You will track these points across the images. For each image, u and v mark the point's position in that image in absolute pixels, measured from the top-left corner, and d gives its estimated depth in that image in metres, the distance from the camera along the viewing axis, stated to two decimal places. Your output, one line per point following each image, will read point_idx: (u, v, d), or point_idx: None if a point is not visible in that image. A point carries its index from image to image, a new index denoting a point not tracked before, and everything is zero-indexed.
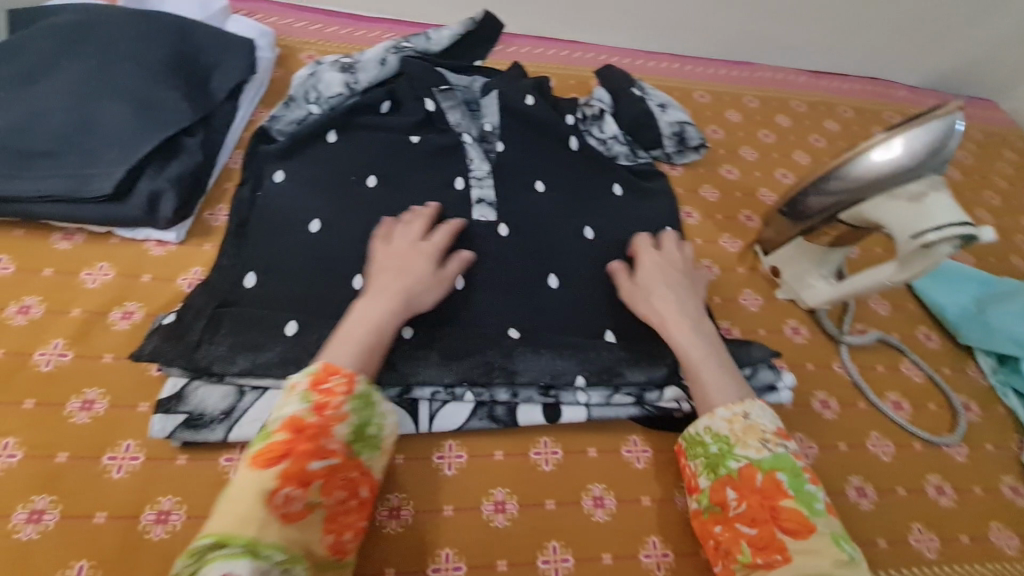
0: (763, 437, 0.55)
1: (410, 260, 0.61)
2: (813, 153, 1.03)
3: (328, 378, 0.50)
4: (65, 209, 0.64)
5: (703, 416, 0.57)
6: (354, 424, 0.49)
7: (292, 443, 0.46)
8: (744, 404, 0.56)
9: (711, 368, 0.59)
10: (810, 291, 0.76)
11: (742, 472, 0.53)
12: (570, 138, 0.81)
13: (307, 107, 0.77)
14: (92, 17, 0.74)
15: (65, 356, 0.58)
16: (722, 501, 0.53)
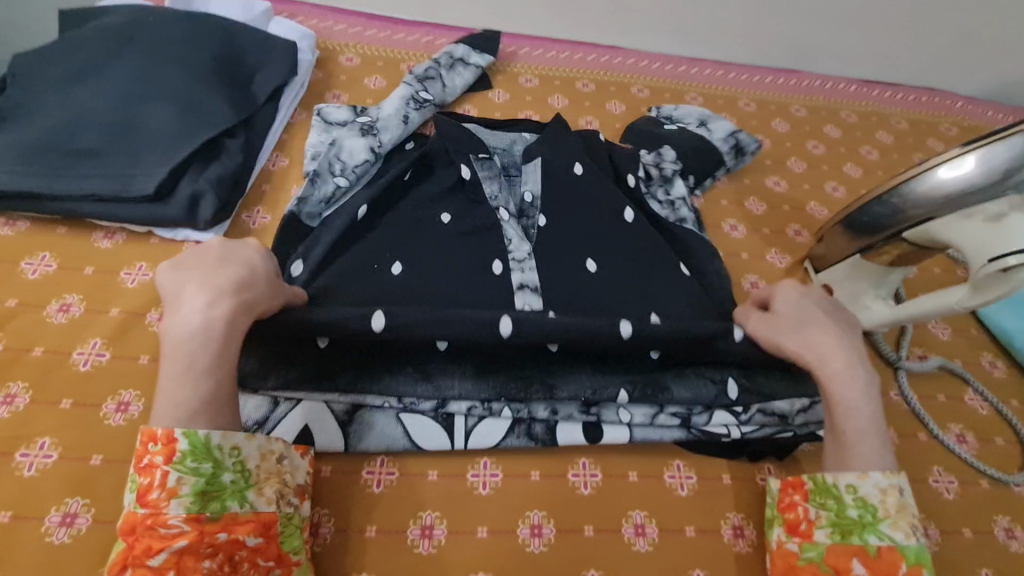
0: (913, 523, 0.50)
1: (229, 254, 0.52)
2: (865, 166, 0.98)
3: (145, 454, 0.44)
4: (107, 208, 0.64)
5: (853, 473, 0.52)
6: (189, 490, 0.44)
7: (131, 544, 0.43)
8: (899, 475, 0.52)
9: (869, 428, 0.53)
10: (867, 313, 0.71)
11: (880, 551, 0.49)
12: (624, 210, 0.74)
13: (333, 180, 0.72)
14: (140, 18, 0.75)
15: (103, 356, 0.57)
16: (842, 568, 0.50)
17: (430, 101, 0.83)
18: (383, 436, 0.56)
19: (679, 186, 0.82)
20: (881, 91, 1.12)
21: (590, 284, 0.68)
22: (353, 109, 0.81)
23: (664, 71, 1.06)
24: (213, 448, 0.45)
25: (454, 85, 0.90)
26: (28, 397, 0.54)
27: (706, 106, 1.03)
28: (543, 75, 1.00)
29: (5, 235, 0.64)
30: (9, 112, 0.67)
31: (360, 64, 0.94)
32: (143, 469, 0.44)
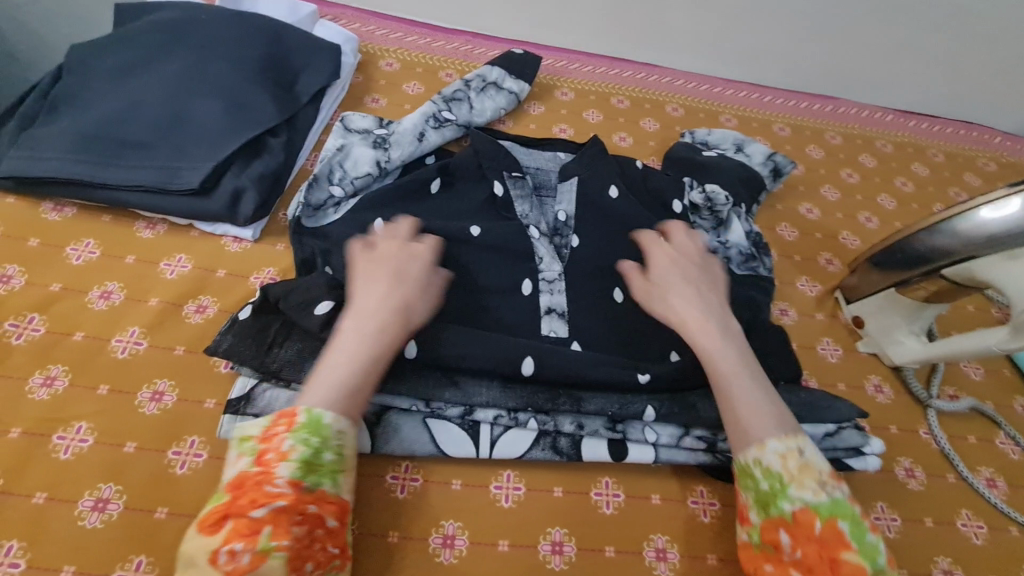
0: (820, 479, 0.51)
1: (403, 265, 0.59)
2: (900, 198, 0.97)
3: (272, 424, 0.48)
4: (153, 199, 0.65)
5: (750, 447, 0.53)
6: (298, 457, 0.46)
7: (233, 498, 0.44)
8: (798, 438, 0.53)
9: (754, 400, 0.55)
10: (898, 348, 0.71)
11: (796, 516, 0.50)
12: None
13: (329, 188, 0.72)
14: (193, 16, 0.76)
15: (140, 344, 0.59)
16: (774, 541, 0.50)
17: (456, 118, 0.83)
18: (409, 440, 0.56)
19: (735, 224, 0.80)
20: (918, 122, 1.11)
21: (616, 313, 0.69)
22: (376, 120, 0.81)
23: (699, 91, 1.06)
24: (327, 426, 0.48)
25: (484, 107, 0.88)
26: (67, 381, 0.55)
27: (740, 128, 1.02)
28: (579, 88, 1.01)
29: (52, 220, 0.65)
30: (62, 101, 0.69)
31: (399, 69, 0.95)
32: (264, 437, 0.48)
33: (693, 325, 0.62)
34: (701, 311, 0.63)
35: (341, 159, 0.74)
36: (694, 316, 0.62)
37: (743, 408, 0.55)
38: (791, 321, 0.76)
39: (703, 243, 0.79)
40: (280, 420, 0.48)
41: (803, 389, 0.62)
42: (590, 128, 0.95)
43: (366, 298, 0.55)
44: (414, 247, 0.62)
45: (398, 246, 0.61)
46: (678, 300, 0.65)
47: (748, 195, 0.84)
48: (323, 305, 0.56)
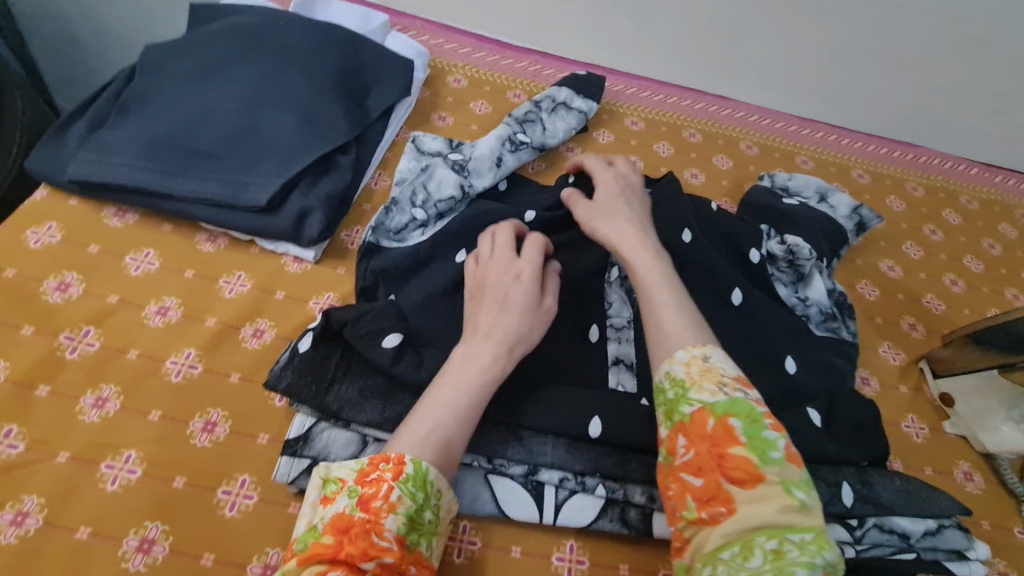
0: (720, 381, 0.49)
1: (507, 287, 0.55)
2: (987, 261, 0.91)
3: (375, 467, 0.45)
4: (217, 213, 0.63)
5: (663, 361, 0.52)
6: (405, 511, 0.43)
7: (339, 545, 0.41)
8: (704, 347, 0.51)
9: (674, 313, 0.54)
10: (993, 435, 0.66)
11: (693, 417, 0.47)
12: (733, 290, 0.68)
13: (411, 211, 0.68)
14: (270, 22, 0.74)
15: (195, 368, 0.56)
16: (672, 448, 0.48)
17: (531, 139, 0.80)
18: (471, 498, 0.53)
19: (817, 280, 0.75)
20: (1006, 178, 1.04)
21: None
22: (447, 141, 0.77)
23: (773, 129, 1.01)
24: (431, 481, 0.45)
25: (556, 128, 0.84)
26: (119, 403, 0.53)
27: (817, 172, 0.97)
28: (649, 118, 0.96)
29: (114, 226, 0.63)
30: (132, 102, 0.67)
31: (467, 86, 0.92)
32: (367, 481, 0.45)
33: (627, 249, 0.61)
34: (633, 232, 0.62)
35: (425, 180, 0.70)
36: (630, 235, 0.62)
37: (668, 326, 0.54)
38: (872, 393, 0.70)
39: (783, 298, 0.73)
40: (389, 465, 0.45)
41: (897, 477, 0.57)
42: (660, 162, 0.91)
43: (476, 329, 0.53)
44: (522, 261, 0.58)
45: (506, 262, 0.58)
46: (609, 224, 0.64)
47: (830, 250, 0.79)
48: (392, 337, 0.54)
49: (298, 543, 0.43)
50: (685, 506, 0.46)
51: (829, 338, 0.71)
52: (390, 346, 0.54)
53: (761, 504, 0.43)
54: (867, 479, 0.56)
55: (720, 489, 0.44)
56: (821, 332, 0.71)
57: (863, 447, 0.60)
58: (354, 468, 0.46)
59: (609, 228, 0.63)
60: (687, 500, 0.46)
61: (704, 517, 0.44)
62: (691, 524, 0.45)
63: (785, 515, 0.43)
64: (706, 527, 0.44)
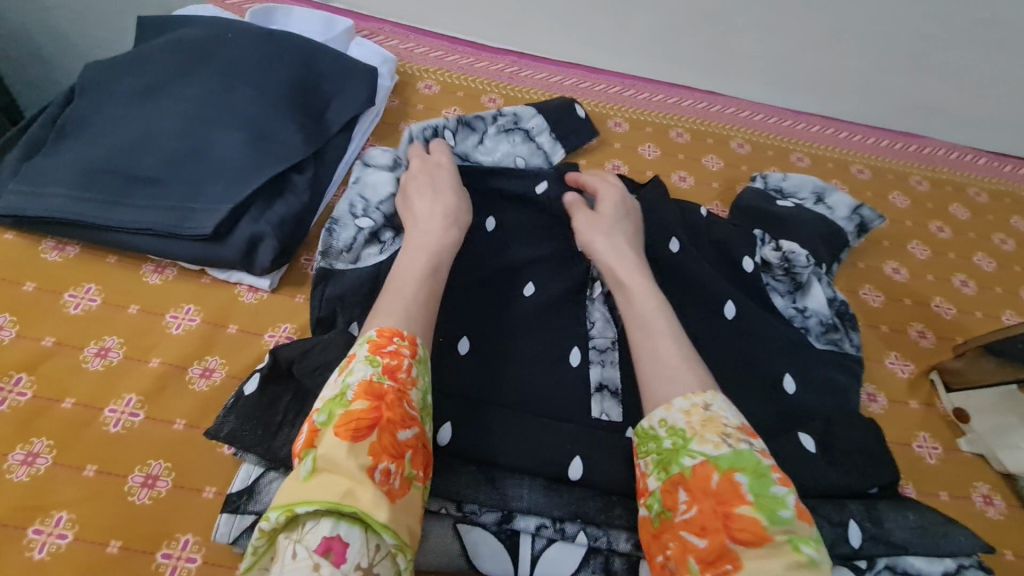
0: (724, 431, 0.45)
1: (434, 173, 0.65)
2: (999, 258, 0.85)
3: (389, 342, 0.46)
4: (162, 243, 0.58)
5: (657, 407, 0.48)
6: (421, 388, 0.46)
7: (377, 411, 0.41)
8: (705, 394, 0.48)
9: (671, 347, 0.52)
10: (1014, 455, 0.60)
11: (695, 471, 0.44)
12: (726, 304, 0.63)
13: (356, 223, 0.63)
14: (220, 33, 0.70)
15: (136, 416, 0.51)
16: (671, 504, 0.44)
17: (456, 143, 0.73)
18: (439, 552, 0.48)
19: (816, 288, 0.68)
20: (1015, 167, 0.98)
21: None
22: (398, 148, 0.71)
23: (766, 125, 0.96)
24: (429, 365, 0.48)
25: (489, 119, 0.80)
26: (51, 458, 0.48)
27: (814, 169, 0.91)
28: (634, 118, 0.91)
29: (53, 261, 0.59)
30: (72, 126, 0.63)
31: (438, 92, 0.87)
32: (382, 354, 0.45)
33: (625, 272, 0.58)
34: (630, 255, 0.60)
35: (360, 189, 0.66)
36: (628, 257, 0.60)
37: (666, 360, 0.50)
38: (879, 411, 0.65)
39: (778, 310, 0.67)
40: (403, 342, 0.47)
41: (910, 509, 0.52)
42: (646, 165, 0.85)
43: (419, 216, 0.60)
44: (434, 157, 0.68)
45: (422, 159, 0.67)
46: (607, 238, 0.61)
47: (829, 254, 0.73)
48: None
49: (321, 416, 0.42)
50: (687, 568, 0.41)
51: (832, 352, 0.65)
52: None
53: (774, 566, 0.39)
54: (876, 515, 0.51)
55: (726, 550, 0.40)
56: (824, 347, 0.66)
57: (873, 474, 0.54)
58: (362, 342, 0.47)
59: (608, 244, 0.61)
60: (689, 561, 0.41)
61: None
62: None
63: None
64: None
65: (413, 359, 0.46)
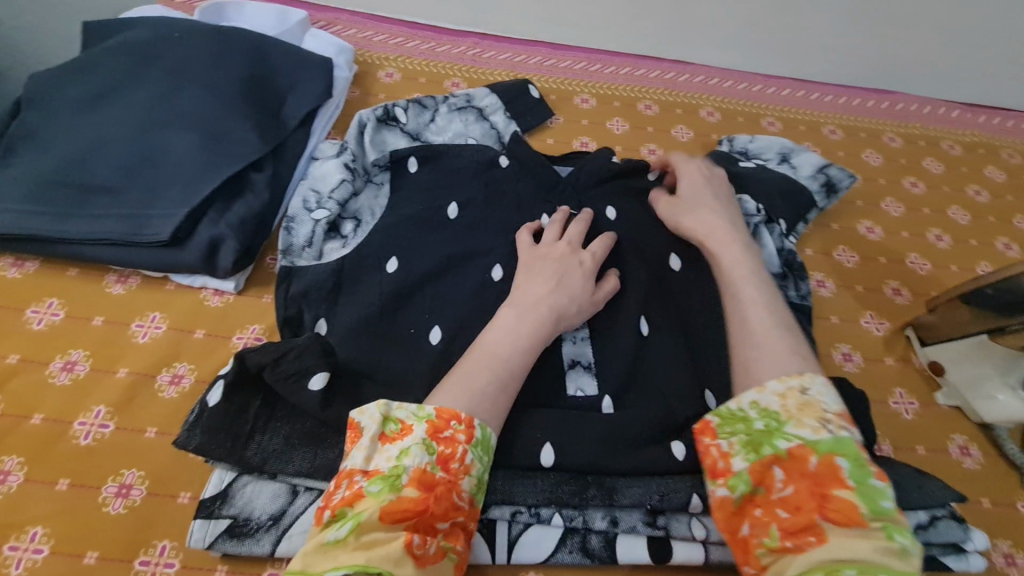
0: (822, 417, 0.45)
1: (568, 270, 0.58)
2: (974, 210, 0.84)
3: (448, 426, 0.45)
4: (123, 252, 0.58)
5: (749, 389, 0.48)
6: (475, 474, 0.45)
7: (425, 500, 0.42)
8: (802, 376, 0.47)
9: (761, 315, 0.52)
10: (989, 404, 0.60)
11: (791, 453, 0.44)
12: (670, 256, 0.66)
13: (312, 218, 0.64)
14: (167, 33, 0.68)
15: (107, 427, 0.51)
16: (764, 480, 0.44)
17: (406, 121, 0.73)
18: None
19: (767, 239, 0.68)
20: (989, 117, 0.98)
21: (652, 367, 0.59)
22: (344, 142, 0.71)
23: (736, 91, 0.94)
24: (492, 446, 0.47)
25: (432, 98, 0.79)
26: (23, 474, 0.48)
27: (786, 133, 0.90)
28: (601, 93, 0.90)
29: (13, 278, 0.59)
30: (22, 140, 0.62)
31: (400, 79, 0.85)
32: (439, 438, 0.45)
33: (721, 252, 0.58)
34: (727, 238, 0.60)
35: (310, 182, 0.66)
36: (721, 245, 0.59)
37: (756, 327, 0.51)
38: (855, 369, 0.65)
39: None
40: (461, 425, 0.45)
41: (885, 466, 0.52)
42: (615, 140, 0.84)
43: (524, 297, 0.55)
44: (586, 252, 0.61)
45: (569, 248, 0.61)
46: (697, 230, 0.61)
47: (796, 214, 0.72)
48: (319, 379, 0.48)
49: (372, 485, 0.42)
50: (767, 534, 0.43)
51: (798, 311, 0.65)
52: (318, 389, 0.47)
53: (858, 541, 0.40)
54: None
55: (813, 524, 0.41)
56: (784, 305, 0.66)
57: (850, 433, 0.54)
58: (421, 417, 0.46)
59: (696, 226, 0.62)
60: (771, 529, 0.43)
61: (788, 547, 0.41)
62: (771, 552, 0.42)
63: (885, 556, 0.39)
64: (789, 557, 0.41)
65: (470, 445, 0.45)
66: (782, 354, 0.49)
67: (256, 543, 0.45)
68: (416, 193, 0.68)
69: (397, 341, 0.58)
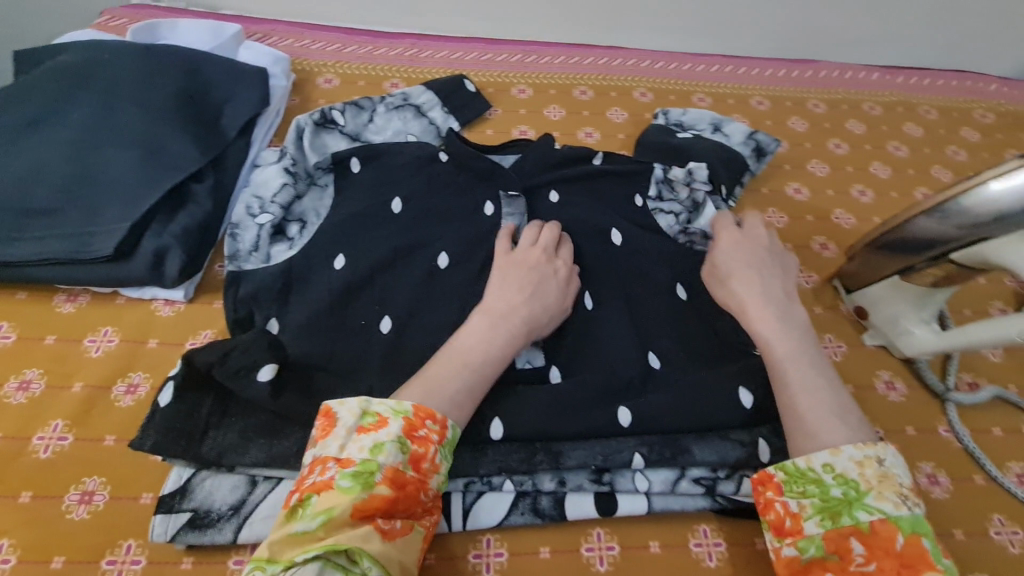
0: (900, 491, 0.46)
1: (543, 277, 0.60)
2: (894, 165, 0.90)
3: (423, 426, 0.47)
4: (70, 271, 0.59)
5: (821, 450, 0.48)
6: (443, 471, 0.47)
7: (394, 496, 0.44)
8: (878, 446, 0.47)
9: (818, 380, 0.52)
10: (908, 339, 0.65)
11: (873, 527, 0.44)
12: (612, 232, 0.68)
13: (257, 223, 0.66)
14: (99, 56, 0.69)
15: (65, 440, 0.53)
16: (841, 550, 0.44)
17: (345, 123, 0.75)
18: None
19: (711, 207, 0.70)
20: (906, 77, 1.03)
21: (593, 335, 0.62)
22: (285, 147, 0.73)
23: (666, 71, 0.98)
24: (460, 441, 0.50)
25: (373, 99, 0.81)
26: None
27: (716, 107, 0.95)
28: (537, 83, 0.93)
29: None
30: None
31: (339, 84, 0.87)
32: (414, 437, 0.46)
33: (764, 313, 0.57)
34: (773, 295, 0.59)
35: (252, 188, 0.68)
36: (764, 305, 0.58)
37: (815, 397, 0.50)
38: None
39: (664, 228, 0.70)
40: (436, 425, 0.47)
41: None
42: (552, 126, 0.88)
43: (500, 305, 0.57)
44: (559, 259, 0.63)
45: (545, 255, 0.62)
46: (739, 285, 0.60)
47: (729, 175, 0.76)
48: (268, 371, 0.50)
49: (344, 481, 0.44)
50: None
51: None
52: (266, 381, 0.49)
53: None
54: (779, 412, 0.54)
55: None
56: None
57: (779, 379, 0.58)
58: (398, 413, 0.47)
59: (732, 281, 0.61)
60: None
61: None
62: None
63: None
64: None
65: (442, 443, 0.47)
66: (837, 416, 0.49)
67: (216, 533, 0.47)
68: (357, 191, 0.70)
69: (349, 334, 0.60)
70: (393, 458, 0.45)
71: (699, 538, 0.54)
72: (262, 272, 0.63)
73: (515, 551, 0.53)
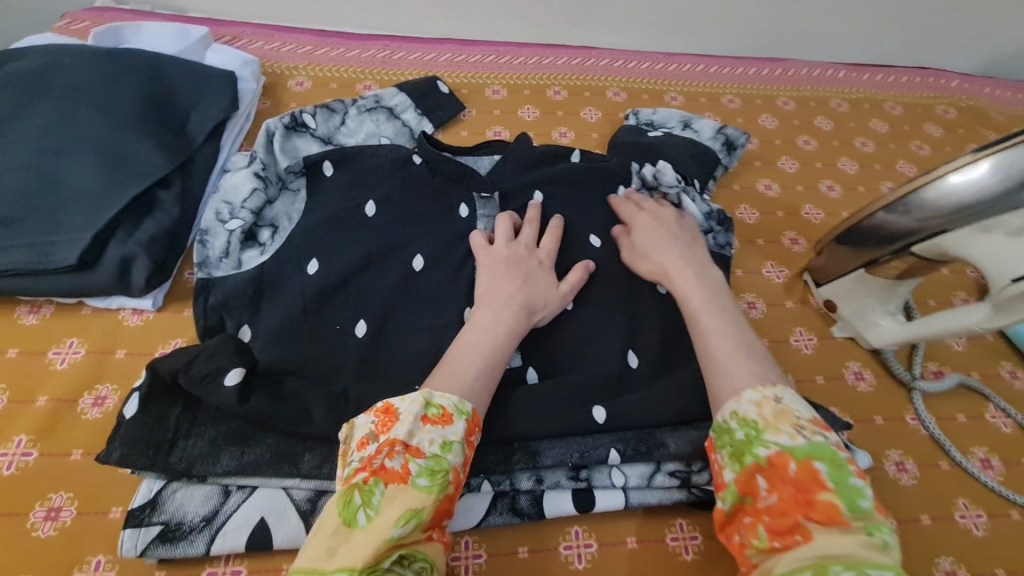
0: (797, 423, 0.46)
1: (530, 270, 0.61)
2: (862, 160, 0.92)
3: (477, 429, 0.47)
4: (32, 282, 0.58)
5: (727, 401, 0.49)
6: None
7: (455, 497, 0.45)
8: (776, 387, 0.49)
9: (725, 337, 0.54)
10: (875, 331, 0.66)
11: (771, 460, 0.44)
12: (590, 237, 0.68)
13: (227, 229, 0.65)
14: (58, 60, 0.68)
15: (29, 455, 0.51)
16: (751, 489, 0.45)
17: (316, 126, 0.74)
18: None
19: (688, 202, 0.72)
20: (872, 75, 1.05)
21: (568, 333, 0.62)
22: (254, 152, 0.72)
23: (638, 71, 0.99)
24: None
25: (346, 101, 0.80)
26: None
27: (688, 106, 0.96)
28: (510, 84, 0.93)
29: None
30: None
31: (310, 87, 0.87)
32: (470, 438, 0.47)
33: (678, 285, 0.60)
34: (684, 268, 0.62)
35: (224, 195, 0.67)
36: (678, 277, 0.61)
37: (722, 353, 0.52)
38: (759, 316, 0.71)
39: None
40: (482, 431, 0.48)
41: None
42: (526, 127, 0.88)
43: (496, 297, 0.57)
44: (542, 249, 0.64)
45: (527, 249, 0.63)
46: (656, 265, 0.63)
47: (701, 172, 0.78)
48: (234, 374, 0.49)
49: (422, 480, 0.43)
50: (755, 535, 0.43)
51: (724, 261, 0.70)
52: (233, 385, 0.49)
53: (842, 537, 0.39)
54: None
55: (797, 524, 0.41)
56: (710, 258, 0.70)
57: None
58: (462, 411, 0.47)
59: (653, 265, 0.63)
60: (758, 530, 0.43)
61: (777, 547, 0.41)
62: (760, 553, 0.42)
63: (865, 550, 0.38)
64: (777, 556, 0.41)
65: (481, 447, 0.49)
66: (746, 366, 0.51)
67: (188, 545, 0.46)
68: (329, 195, 0.69)
69: (323, 339, 0.59)
70: (458, 459, 0.45)
71: (675, 532, 0.55)
72: (232, 279, 0.62)
73: (493, 553, 0.53)
